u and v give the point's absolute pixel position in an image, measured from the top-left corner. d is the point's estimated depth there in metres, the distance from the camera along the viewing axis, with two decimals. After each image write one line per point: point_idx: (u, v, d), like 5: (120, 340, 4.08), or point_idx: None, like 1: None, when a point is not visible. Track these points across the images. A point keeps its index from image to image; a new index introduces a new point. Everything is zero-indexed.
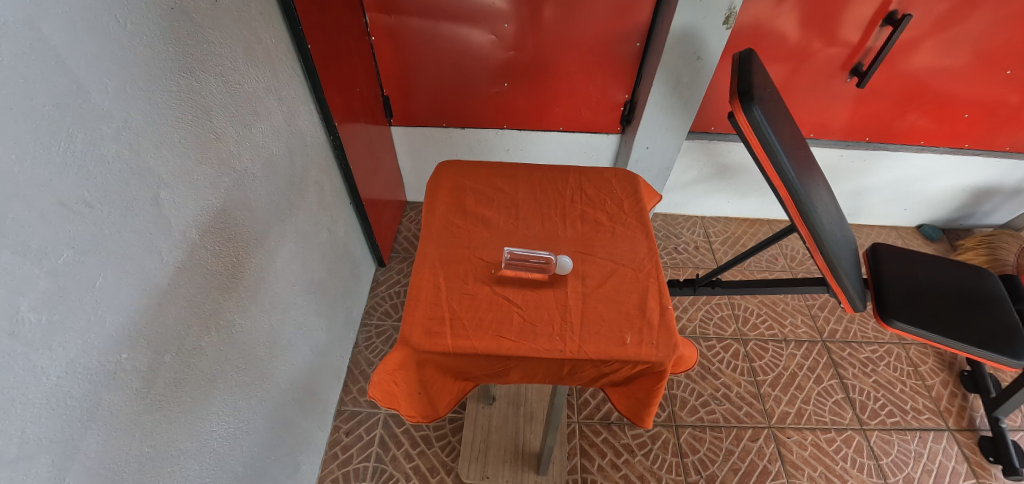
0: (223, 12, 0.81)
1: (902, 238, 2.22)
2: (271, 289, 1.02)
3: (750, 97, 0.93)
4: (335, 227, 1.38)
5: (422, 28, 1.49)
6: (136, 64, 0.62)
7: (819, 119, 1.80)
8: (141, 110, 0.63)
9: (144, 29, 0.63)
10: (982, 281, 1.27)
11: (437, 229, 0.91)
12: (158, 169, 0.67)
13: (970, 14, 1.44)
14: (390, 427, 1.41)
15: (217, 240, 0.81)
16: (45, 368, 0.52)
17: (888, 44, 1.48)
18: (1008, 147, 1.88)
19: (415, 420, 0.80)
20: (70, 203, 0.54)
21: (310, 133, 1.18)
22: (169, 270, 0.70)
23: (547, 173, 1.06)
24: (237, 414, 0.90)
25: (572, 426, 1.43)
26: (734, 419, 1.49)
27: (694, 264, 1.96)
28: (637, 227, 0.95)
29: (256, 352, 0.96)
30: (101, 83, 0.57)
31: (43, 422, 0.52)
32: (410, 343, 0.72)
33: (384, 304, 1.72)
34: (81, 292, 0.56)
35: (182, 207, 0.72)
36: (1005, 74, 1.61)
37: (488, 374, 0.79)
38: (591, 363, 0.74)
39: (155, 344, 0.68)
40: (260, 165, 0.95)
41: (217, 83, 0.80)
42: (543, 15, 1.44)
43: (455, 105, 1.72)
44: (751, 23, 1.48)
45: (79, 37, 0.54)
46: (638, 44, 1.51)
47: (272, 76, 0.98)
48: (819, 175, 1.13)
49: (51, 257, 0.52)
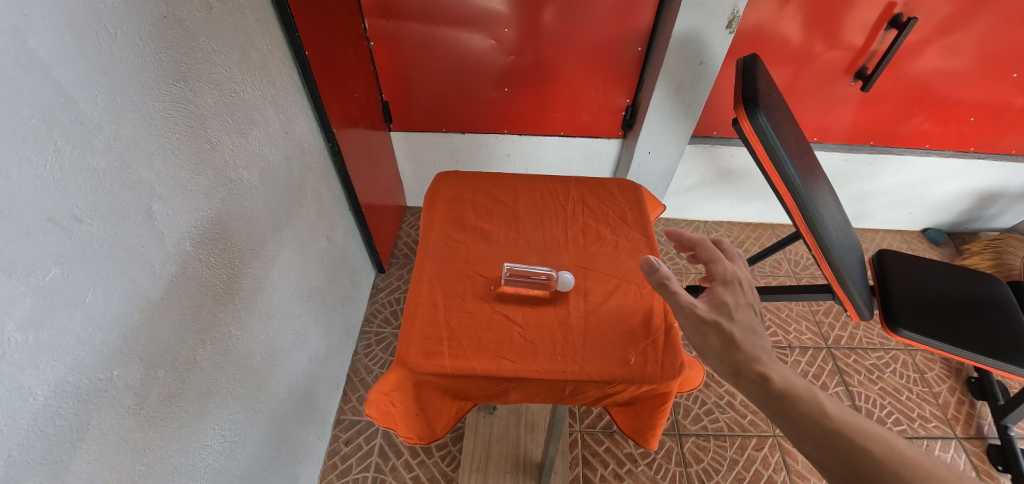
0: (218, 19, 0.79)
1: (908, 242, 2.20)
2: (268, 299, 1.00)
3: (755, 104, 0.92)
4: (334, 234, 1.37)
5: (421, 34, 1.47)
6: (126, 74, 0.61)
7: (823, 123, 1.78)
8: (132, 122, 0.62)
9: (136, 39, 0.62)
10: (990, 288, 1.25)
11: (435, 243, 0.89)
12: (150, 182, 0.65)
13: (976, 17, 1.43)
14: (390, 436, 1.39)
15: (212, 252, 0.80)
16: (32, 388, 0.51)
17: (893, 47, 1.47)
18: (1014, 150, 1.86)
19: (411, 442, 0.79)
20: (58, 218, 0.53)
21: (307, 140, 1.17)
22: (162, 284, 0.69)
23: (548, 184, 1.05)
24: (234, 427, 0.88)
25: (573, 435, 1.42)
26: (738, 428, 1.47)
27: (697, 270, 1.94)
28: (641, 240, 0.93)
29: (254, 363, 0.95)
30: (90, 94, 0.55)
31: (29, 444, 0.51)
32: (406, 364, 0.71)
33: (384, 310, 1.71)
34: (70, 308, 0.54)
35: (176, 220, 0.71)
36: (1012, 76, 1.59)
37: (488, 395, 0.77)
38: (593, 384, 0.72)
39: (148, 360, 0.67)
40: (256, 174, 0.93)
41: (211, 91, 0.79)
42: (543, 20, 1.42)
43: (455, 111, 1.70)
44: (754, 28, 1.47)
45: (67, 48, 0.52)
46: (639, 48, 1.49)
47: (268, 84, 0.97)
48: (824, 183, 1.11)
49: (38, 274, 0.51)
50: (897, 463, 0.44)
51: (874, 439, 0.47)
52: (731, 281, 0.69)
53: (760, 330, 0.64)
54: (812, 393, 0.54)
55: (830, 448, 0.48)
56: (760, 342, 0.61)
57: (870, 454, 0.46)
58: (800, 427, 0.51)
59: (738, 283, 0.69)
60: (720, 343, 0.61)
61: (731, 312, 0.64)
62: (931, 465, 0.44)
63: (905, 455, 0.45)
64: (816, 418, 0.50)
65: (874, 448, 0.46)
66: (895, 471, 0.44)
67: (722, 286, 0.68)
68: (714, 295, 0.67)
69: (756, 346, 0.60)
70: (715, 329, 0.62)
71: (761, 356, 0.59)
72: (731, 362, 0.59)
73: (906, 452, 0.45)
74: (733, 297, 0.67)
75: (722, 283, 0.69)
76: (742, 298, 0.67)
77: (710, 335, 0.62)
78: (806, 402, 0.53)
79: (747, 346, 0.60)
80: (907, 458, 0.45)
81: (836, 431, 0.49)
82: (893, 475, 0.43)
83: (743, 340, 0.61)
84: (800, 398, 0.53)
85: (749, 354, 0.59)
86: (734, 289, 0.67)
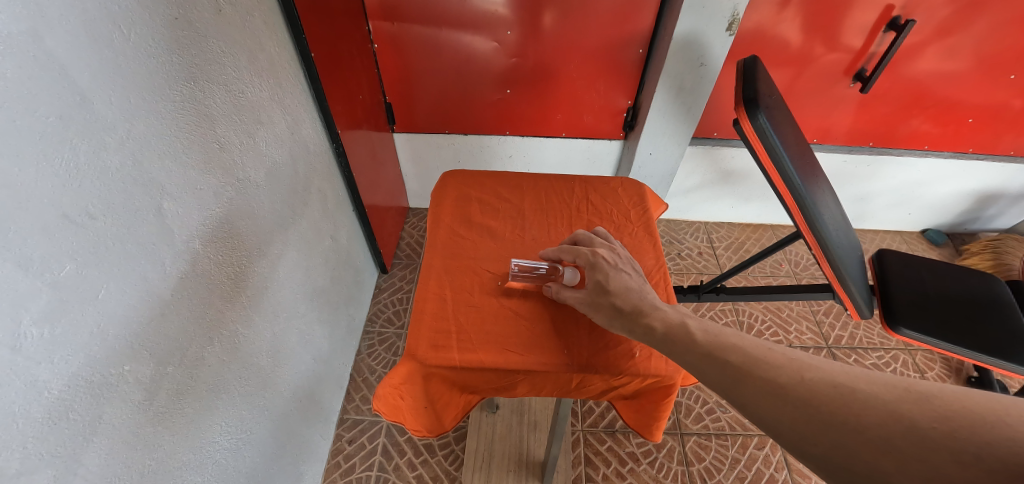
0: (227, 21, 0.81)
1: (907, 243, 2.21)
2: (274, 297, 1.01)
3: (755, 104, 0.93)
4: (338, 234, 1.38)
5: (424, 36, 1.49)
6: (139, 74, 0.62)
7: (823, 124, 1.79)
8: (145, 121, 0.63)
9: (149, 40, 0.63)
10: (990, 287, 1.26)
11: (443, 240, 0.90)
12: (162, 180, 0.67)
13: (974, 19, 1.44)
14: (393, 436, 1.40)
15: (220, 250, 0.81)
16: (47, 382, 0.52)
17: (891, 49, 1.48)
18: (1013, 151, 1.87)
19: (420, 434, 0.79)
20: (73, 214, 0.54)
21: (313, 141, 1.18)
22: (172, 281, 0.69)
23: (552, 182, 1.06)
24: (240, 424, 0.89)
25: (576, 434, 1.42)
26: (739, 427, 1.48)
27: (698, 270, 1.95)
28: (644, 238, 0.94)
29: (259, 361, 0.95)
30: (104, 93, 0.56)
31: (43, 437, 0.52)
32: (416, 357, 0.72)
33: (387, 310, 1.71)
34: (84, 304, 0.55)
35: (186, 218, 0.72)
36: (1010, 78, 1.61)
37: (495, 388, 0.78)
38: (599, 376, 0.73)
39: (158, 356, 0.67)
40: (262, 174, 0.94)
41: (220, 92, 0.80)
42: (545, 22, 1.44)
43: (458, 112, 1.72)
44: (754, 30, 1.48)
45: (83, 49, 0.54)
46: (641, 51, 1.51)
47: (275, 85, 0.98)
48: (824, 183, 1.12)
49: (53, 269, 0.52)
50: (747, 362, 0.52)
51: (730, 348, 0.55)
52: (597, 257, 0.75)
53: (638, 287, 0.71)
54: (683, 326, 0.61)
55: (702, 368, 0.56)
56: (640, 296, 0.69)
57: (727, 361, 0.54)
58: (679, 356, 0.58)
59: (602, 260, 0.74)
60: (609, 313, 0.69)
61: (605, 286, 0.71)
62: (771, 356, 0.52)
63: (752, 355, 0.53)
64: (689, 346, 0.58)
65: (730, 356, 0.54)
66: (745, 370, 0.52)
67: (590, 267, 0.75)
68: (588, 276, 0.74)
69: (637, 302, 0.67)
70: (602, 304, 0.70)
71: (644, 309, 0.66)
72: (622, 324, 0.67)
73: (753, 352, 0.53)
74: (604, 270, 0.73)
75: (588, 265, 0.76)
76: (610, 269, 0.73)
77: (600, 313, 0.70)
78: (681, 334, 0.60)
79: (628, 307, 0.67)
80: (754, 356, 0.53)
81: (704, 352, 0.56)
82: (743, 375, 0.51)
83: (623, 303, 0.68)
84: (677, 332, 0.61)
85: (633, 313, 0.66)
86: (600, 266, 0.73)
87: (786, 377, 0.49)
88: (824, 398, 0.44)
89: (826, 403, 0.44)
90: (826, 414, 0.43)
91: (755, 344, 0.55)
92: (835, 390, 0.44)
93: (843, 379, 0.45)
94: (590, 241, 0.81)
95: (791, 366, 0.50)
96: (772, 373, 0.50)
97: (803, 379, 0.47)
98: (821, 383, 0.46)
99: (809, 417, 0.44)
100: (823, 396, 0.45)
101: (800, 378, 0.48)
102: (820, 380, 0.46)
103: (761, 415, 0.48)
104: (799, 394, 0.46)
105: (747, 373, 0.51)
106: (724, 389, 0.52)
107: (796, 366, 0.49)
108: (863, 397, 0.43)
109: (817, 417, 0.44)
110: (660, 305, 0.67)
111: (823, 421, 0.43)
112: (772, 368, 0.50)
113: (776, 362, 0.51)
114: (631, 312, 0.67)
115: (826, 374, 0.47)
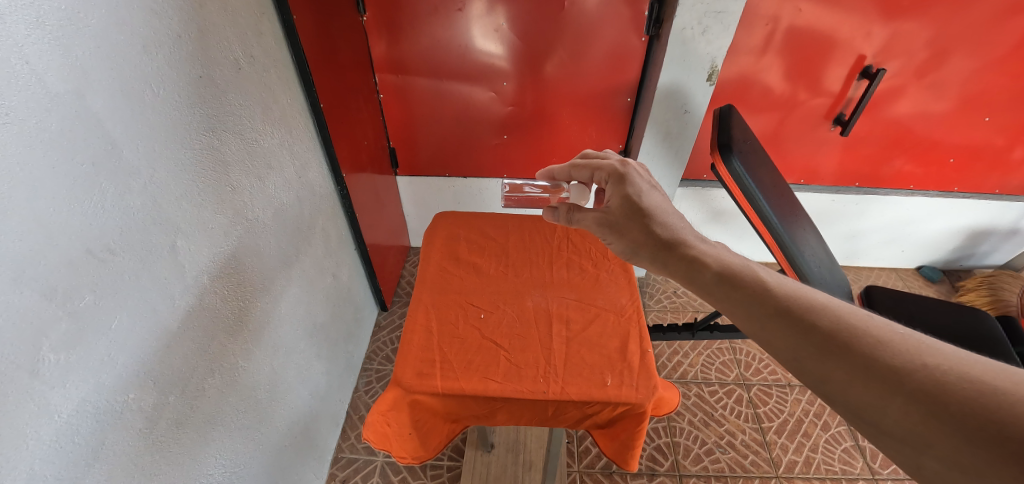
0: (245, 77, 0.90)
1: (903, 280, 2.22)
2: (274, 333, 1.04)
3: (729, 150, 1.03)
4: (340, 272, 1.43)
5: (427, 87, 1.60)
6: (162, 125, 0.69)
7: (809, 166, 1.86)
8: (165, 167, 0.70)
9: (174, 96, 0.71)
10: (980, 320, 1.28)
11: (432, 276, 0.95)
12: (177, 220, 0.72)
13: (945, 65, 1.53)
14: (386, 475, 1.39)
15: (226, 285, 0.86)
16: (58, 405, 0.55)
17: (867, 94, 1.57)
18: (998, 190, 1.93)
19: (406, 461, 0.80)
20: (96, 250, 0.59)
21: (319, 185, 1.25)
22: (180, 313, 0.74)
23: (535, 222, 1.11)
24: (235, 457, 0.91)
25: (572, 475, 1.40)
26: (739, 469, 1.45)
27: (693, 308, 1.97)
28: (621, 274, 0.97)
29: (257, 395, 0.98)
30: (133, 143, 0.63)
31: (53, 458, 0.55)
32: (402, 383, 0.75)
33: (385, 349, 1.73)
34: (98, 333, 0.60)
35: (196, 254, 0.77)
36: (985, 120, 1.68)
37: (477, 416, 0.80)
38: (573, 405, 0.76)
39: (160, 386, 0.70)
40: (271, 214, 1.01)
41: (236, 141, 0.88)
42: (541, 73, 1.54)
43: (457, 157, 1.81)
44: (736, 79, 1.58)
45: (120, 105, 0.61)
46: (628, 99, 1.61)
47: (286, 132, 1.06)
48: (806, 222, 1.16)
49: (74, 299, 0.56)
50: (842, 331, 0.49)
51: (820, 312, 0.52)
52: (628, 174, 0.81)
53: (672, 213, 0.76)
54: (739, 268, 0.62)
55: (775, 331, 0.53)
56: (671, 222, 0.74)
57: (817, 326, 0.50)
58: (745, 308, 0.57)
59: (629, 177, 0.81)
60: (641, 239, 0.73)
61: (637, 208, 0.76)
62: (878, 330, 0.48)
63: (852, 326, 0.49)
64: (761, 300, 0.56)
65: (818, 321, 0.51)
66: (841, 341, 0.48)
67: (621, 184, 0.80)
68: (620, 195, 0.78)
69: (674, 234, 0.71)
70: (637, 228, 0.74)
71: (685, 240, 0.70)
72: (660, 257, 0.70)
73: (852, 321, 0.50)
74: (637, 189, 0.78)
75: (619, 182, 0.81)
76: (642, 189, 0.79)
77: (626, 238, 0.75)
78: (747, 281, 0.59)
79: (664, 235, 0.72)
80: (854, 328, 0.49)
81: (779, 311, 0.54)
82: (837, 346, 0.48)
83: (658, 230, 0.73)
84: (737, 277, 0.60)
85: (673, 243, 0.70)
86: (630, 183, 0.79)
87: (903, 361, 0.44)
88: (956, 395, 0.40)
89: (959, 401, 0.40)
90: (956, 412, 0.40)
91: (851, 310, 0.51)
92: (973, 388, 0.40)
93: (979, 376, 0.41)
94: (614, 158, 0.88)
95: (906, 347, 0.46)
96: (882, 352, 0.46)
97: (925, 365, 0.43)
98: (951, 375, 0.42)
99: (927, 412, 0.41)
100: (956, 392, 0.40)
101: (921, 364, 0.44)
102: (949, 371, 0.42)
103: (853, 398, 0.46)
104: (919, 384, 0.42)
105: (848, 347, 0.47)
106: (799, 356, 0.50)
107: (914, 348, 0.45)
108: (1009, 400, 0.38)
109: (944, 416, 0.40)
110: (699, 239, 0.70)
111: (952, 421, 0.39)
112: (882, 346, 0.46)
113: (885, 338, 0.47)
114: (674, 244, 0.70)
115: (955, 365, 0.43)
